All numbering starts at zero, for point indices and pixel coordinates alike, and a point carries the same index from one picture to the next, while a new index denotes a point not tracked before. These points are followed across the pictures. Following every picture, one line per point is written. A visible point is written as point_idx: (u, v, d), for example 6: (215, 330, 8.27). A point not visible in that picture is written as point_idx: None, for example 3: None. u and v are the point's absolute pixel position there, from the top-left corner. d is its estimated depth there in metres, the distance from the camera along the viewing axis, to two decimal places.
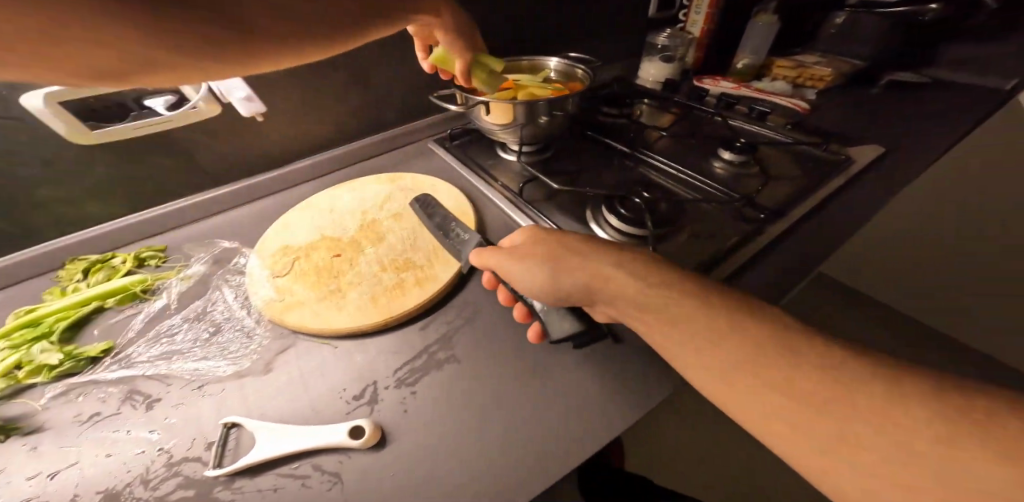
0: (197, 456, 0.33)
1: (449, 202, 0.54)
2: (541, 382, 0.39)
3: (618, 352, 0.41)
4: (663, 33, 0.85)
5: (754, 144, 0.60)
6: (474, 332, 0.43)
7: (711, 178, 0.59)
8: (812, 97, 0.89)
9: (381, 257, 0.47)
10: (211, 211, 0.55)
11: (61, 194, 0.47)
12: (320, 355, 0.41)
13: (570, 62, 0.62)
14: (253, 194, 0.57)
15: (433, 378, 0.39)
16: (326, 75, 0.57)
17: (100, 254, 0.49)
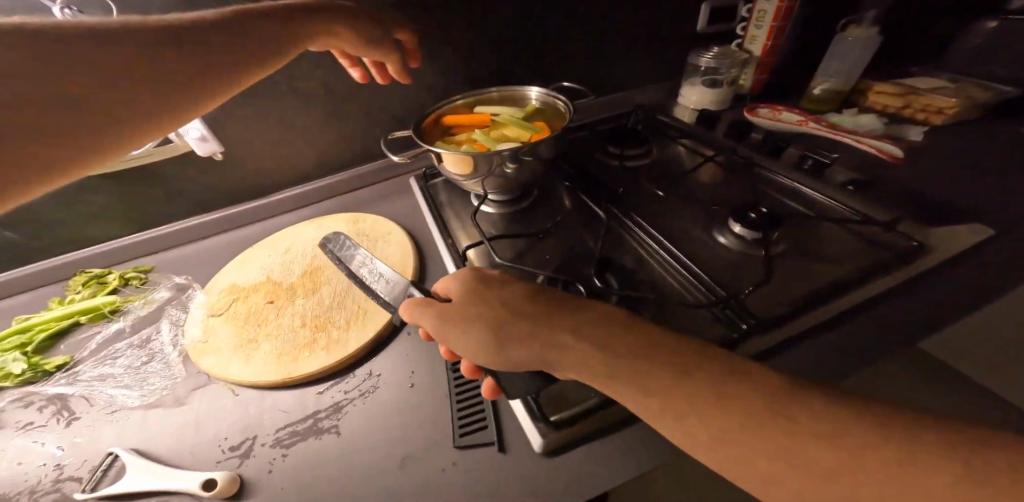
0: (79, 477, 0.35)
1: (395, 255, 0.52)
2: (409, 477, 0.35)
3: (505, 470, 0.34)
4: (708, 53, 0.70)
5: (775, 216, 0.46)
6: (368, 407, 0.40)
7: (705, 257, 0.46)
8: (918, 136, 0.65)
9: (306, 310, 0.47)
10: (195, 237, 0.59)
11: (69, 216, 0.53)
12: (220, 401, 0.40)
13: (551, 92, 0.55)
14: (235, 222, 0.61)
15: (308, 445, 0.37)
16: (307, 106, 0.58)
17: (102, 269, 0.54)
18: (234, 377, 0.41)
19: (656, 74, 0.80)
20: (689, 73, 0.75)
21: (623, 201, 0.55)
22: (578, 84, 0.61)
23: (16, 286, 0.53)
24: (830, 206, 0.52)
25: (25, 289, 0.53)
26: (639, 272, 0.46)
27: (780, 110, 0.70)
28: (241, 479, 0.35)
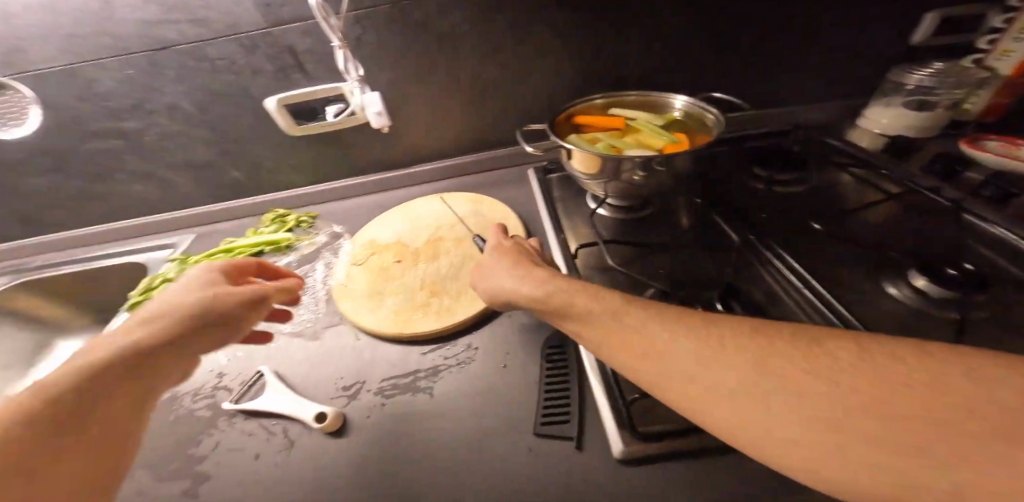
0: (229, 387, 0.45)
1: (508, 241, 0.55)
2: (477, 459, 0.36)
3: (580, 476, 0.33)
4: (921, 69, 0.56)
5: (983, 276, 0.34)
6: (460, 377, 0.42)
7: (862, 303, 0.38)
8: None
9: (426, 276, 0.52)
10: (347, 195, 0.70)
11: (265, 165, 0.66)
12: (345, 341, 0.47)
13: (700, 104, 0.52)
14: (379, 186, 0.70)
15: (403, 400, 0.41)
16: (459, 92, 0.63)
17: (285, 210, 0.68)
18: (360, 321, 0.47)
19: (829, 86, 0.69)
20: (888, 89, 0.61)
21: (757, 221, 0.48)
22: (735, 98, 0.55)
23: (224, 214, 0.69)
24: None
25: (230, 218, 0.69)
26: (767, 305, 0.40)
27: (1013, 142, 0.53)
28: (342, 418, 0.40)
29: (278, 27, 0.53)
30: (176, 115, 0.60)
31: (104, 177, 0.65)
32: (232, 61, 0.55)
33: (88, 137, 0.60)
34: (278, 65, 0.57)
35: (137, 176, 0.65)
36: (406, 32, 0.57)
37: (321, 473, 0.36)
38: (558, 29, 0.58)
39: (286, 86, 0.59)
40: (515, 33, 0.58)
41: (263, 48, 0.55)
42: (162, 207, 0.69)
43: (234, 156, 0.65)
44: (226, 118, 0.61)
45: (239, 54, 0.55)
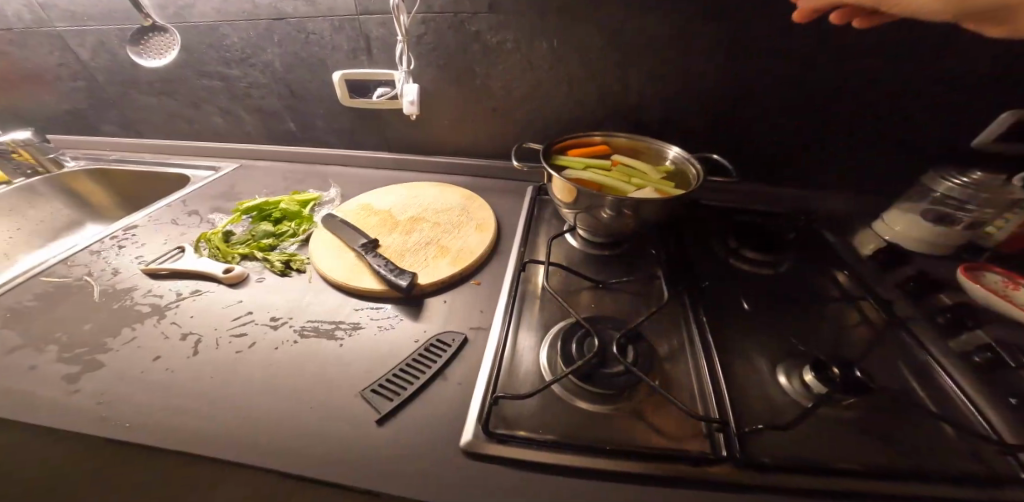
0: (180, 291, 0.50)
1: (474, 240, 0.59)
2: (347, 412, 0.40)
3: (431, 454, 0.37)
4: (950, 181, 0.54)
5: (864, 384, 0.37)
6: (373, 339, 0.46)
7: (752, 386, 0.41)
8: None
9: (392, 245, 0.58)
10: (369, 165, 0.79)
11: (308, 123, 0.76)
12: (300, 279, 0.54)
13: (687, 157, 0.52)
14: (397, 165, 0.79)
15: (314, 344, 0.45)
16: (489, 101, 0.70)
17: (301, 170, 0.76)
18: (319, 266, 0.54)
19: (851, 184, 0.67)
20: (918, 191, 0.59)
21: (703, 288, 0.52)
22: (727, 161, 0.55)
23: (265, 156, 0.79)
24: (965, 412, 0.40)
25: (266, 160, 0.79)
26: (666, 366, 0.43)
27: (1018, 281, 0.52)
28: (256, 342, 0.45)
29: (364, 16, 0.61)
30: (266, 72, 0.69)
31: (196, 107, 0.75)
32: (322, 38, 0.64)
33: (197, 75, 0.70)
34: (353, 46, 0.65)
35: (218, 110, 0.75)
36: (458, 39, 0.63)
37: (216, 379, 0.41)
38: (588, 67, 0.63)
39: (355, 65, 0.67)
40: (548, 61, 0.64)
41: (346, 30, 0.63)
42: (226, 138, 0.80)
43: (296, 111, 0.74)
44: (304, 81, 0.70)
45: (328, 32, 0.63)
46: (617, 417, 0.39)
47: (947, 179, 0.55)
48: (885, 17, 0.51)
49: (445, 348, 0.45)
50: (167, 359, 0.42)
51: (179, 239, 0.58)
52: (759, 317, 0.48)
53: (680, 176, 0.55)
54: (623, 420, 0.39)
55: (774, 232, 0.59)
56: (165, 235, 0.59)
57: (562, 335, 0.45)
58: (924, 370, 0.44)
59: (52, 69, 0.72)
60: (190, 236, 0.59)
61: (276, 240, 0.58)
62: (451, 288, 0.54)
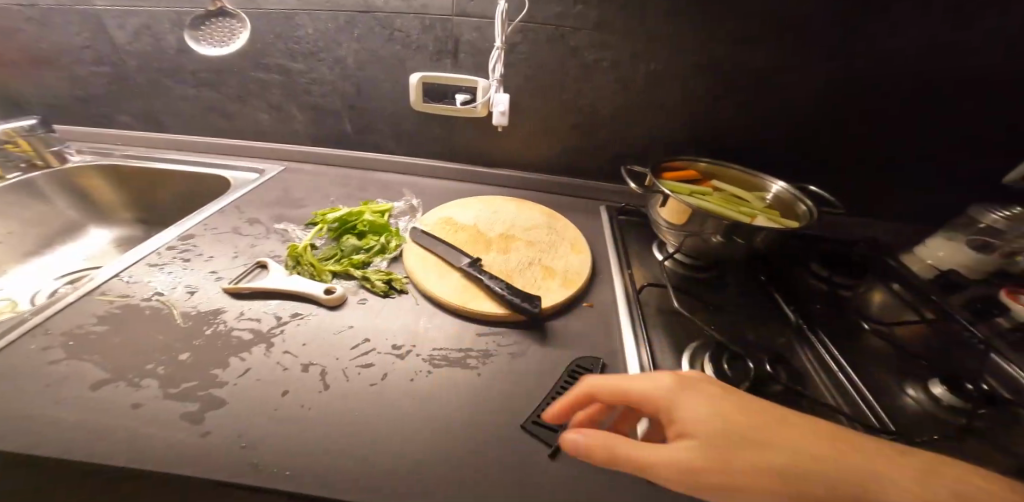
0: (278, 314, 0.44)
1: (576, 262, 0.58)
2: (510, 445, 0.36)
3: (616, 484, 0.34)
4: (996, 212, 0.61)
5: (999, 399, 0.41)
6: (508, 367, 0.44)
7: (886, 403, 0.43)
8: None
9: (493, 264, 0.55)
10: (430, 175, 0.73)
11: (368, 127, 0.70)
12: (404, 300, 0.49)
13: (796, 193, 0.54)
14: (460, 176, 0.74)
15: (450, 373, 0.42)
16: (568, 116, 0.69)
17: (360, 176, 0.70)
18: (425, 287, 0.50)
19: (893, 211, 0.74)
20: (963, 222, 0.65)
21: (806, 308, 0.54)
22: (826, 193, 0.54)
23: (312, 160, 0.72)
24: None
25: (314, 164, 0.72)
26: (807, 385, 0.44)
27: None
28: (388, 374, 0.40)
29: (459, 17, 0.59)
30: (335, 68, 0.63)
31: (239, 101, 0.67)
32: (413, 39, 0.60)
33: (253, 67, 0.64)
34: (440, 48, 0.61)
35: (267, 107, 0.67)
36: (554, 50, 0.63)
37: (356, 416, 0.36)
38: (678, 86, 0.65)
39: (436, 68, 0.63)
40: (640, 80, 0.65)
41: (436, 30, 0.59)
42: (270, 138, 0.71)
43: (358, 113, 0.67)
44: (376, 82, 0.64)
45: (416, 30, 0.59)
46: None
47: (992, 209, 0.61)
48: (946, 61, 0.58)
49: (589, 374, 0.44)
50: (297, 394, 0.37)
51: (251, 251, 0.51)
52: (865, 337, 0.51)
53: (778, 207, 0.58)
54: None
55: (850, 258, 0.63)
56: (232, 246, 0.52)
57: (707, 358, 0.44)
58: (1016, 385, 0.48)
59: (74, 49, 0.64)
60: (261, 247, 0.52)
61: (368, 255, 0.53)
62: (567, 310, 0.52)
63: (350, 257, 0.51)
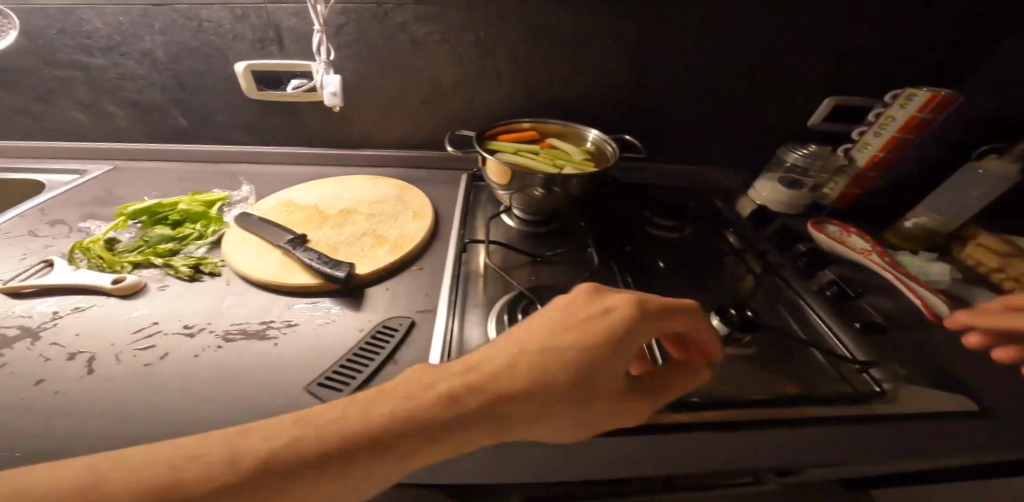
0: (57, 309, 0.42)
1: (412, 232, 0.60)
2: (283, 405, 0.37)
3: None
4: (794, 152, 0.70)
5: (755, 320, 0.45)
6: (309, 334, 0.44)
7: None
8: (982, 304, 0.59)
9: (323, 239, 0.55)
10: (276, 162, 0.71)
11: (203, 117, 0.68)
12: (212, 283, 0.48)
13: (603, 136, 0.63)
14: (309, 160, 0.72)
15: (243, 346, 0.42)
16: (410, 91, 0.70)
17: (199, 167, 0.68)
18: (236, 266, 0.49)
19: (728, 159, 0.81)
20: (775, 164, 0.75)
21: (624, 257, 0.59)
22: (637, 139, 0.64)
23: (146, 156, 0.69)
24: (820, 331, 0.50)
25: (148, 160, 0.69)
26: None
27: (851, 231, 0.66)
28: (169, 353, 0.40)
29: (272, 4, 0.56)
30: (146, 62, 0.59)
31: (47, 101, 0.64)
32: (227, 30, 0.57)
33: (54, 64, 0.60)
34: (260, 36, 0.58)
35: (79, 105, 0.64)
36: (383, 30, 0.63)
37: (118, 395, 0.36)
38: (513, 52, 0.69)
39: (263, 56, 0.60)
40: (477, 52, 0.68)
41: (250, 19, 0.57)
42: (94, 138, 0.67)
43: (190, 106, 0.64)
44: (197, 73, 0.61)
45: (229, 20, 0.56)
46: None
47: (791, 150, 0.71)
48: (735, 18, 0.64)
49: (392, 333, 0.45)
50: (54, 381, 0.36)
51: (45, 250, 0.49)
52: (671, 272, 0.57)
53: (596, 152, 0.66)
54: None
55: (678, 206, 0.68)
56: (23, 248, 0.49)
57: (506, 309, 0.47)
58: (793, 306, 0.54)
59: None
60: (58, 246, 0.50)
61: (179, 244, 0.51)
62: (393, 274, 0.54)
63: (154, 246, 0.50)
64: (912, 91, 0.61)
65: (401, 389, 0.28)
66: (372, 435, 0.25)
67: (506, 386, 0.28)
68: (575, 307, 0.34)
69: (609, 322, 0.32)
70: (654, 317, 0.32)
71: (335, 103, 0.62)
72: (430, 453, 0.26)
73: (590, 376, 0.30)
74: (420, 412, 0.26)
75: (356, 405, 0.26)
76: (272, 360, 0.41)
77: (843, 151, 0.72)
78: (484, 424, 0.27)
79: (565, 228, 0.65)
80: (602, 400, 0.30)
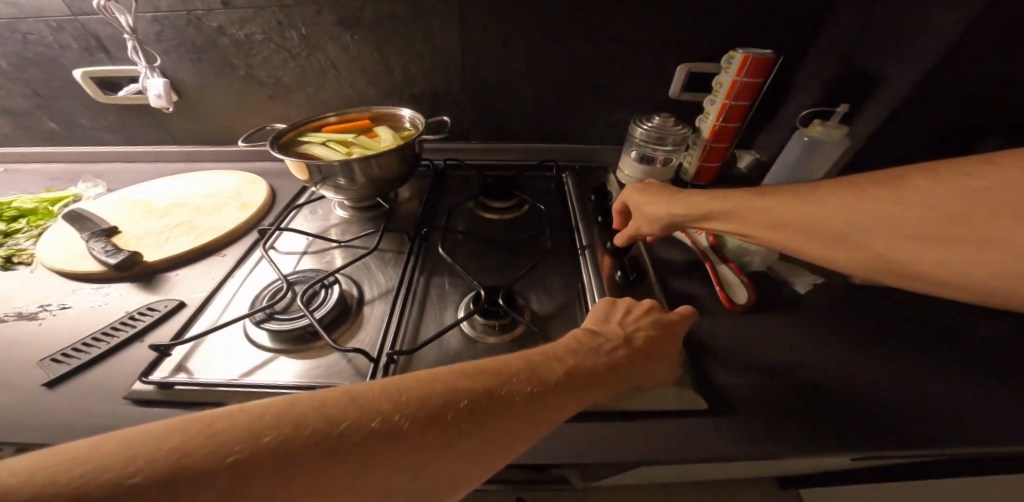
0: None
1: (226, 220, 0.63)
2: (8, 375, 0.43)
3: (74, 401, 0.41)
4: (642, 125, 0.68)
5: (500, 307, 0.48)
6: (74, 315, 0.50)
7: (426, 322, 0.51)
8: (801, 289, 0.57)
9: (136, 229, 0.61)
10: (141, 160, 0.78)
11: (74, 123, 0.77)
12: (19, 272, 0.55)
13: (413, 114, 0.66)
14: (171, 157, 0.79)
15: (11, 325, 0.48)
16: (250, 88, 0.73)
17: (72, 168, 0.77)
18: (41, 256, 0.56)
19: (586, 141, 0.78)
20: (628, 141, 0.72)
21: (425, 251, 0.61)
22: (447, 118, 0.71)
23: (33, 158, 0.79)
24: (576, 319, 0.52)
25: (36, 162, 0.79)
26: (359, 313, 0.51)
27: None
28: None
29: (81, 16, 0.63)
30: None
31: None
32: (49, 39, 0.66)
33: None
34: (84, 45, 0.67)
35: None
36: (201, 35, 0.66)
37: None
38: (340, 44, 0.69)
39: (95, 63, 0.69)
40: (302, 47, 0.69)
41: (68, 30, 0.65)
42: None
43: (51, 111, 0.76)
44: (45, 82, 0.72)
45: (47, 32, 0.65)
46: (305, 356, 0.46)
47: (640, 123, 0.68)
48: None
49: (147, 312, 0.49)
50: None
51: None
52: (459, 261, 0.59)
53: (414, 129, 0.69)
54: (301, 362, 0.45)
55: (502, 193, 0.69)
56: None
57: (264, 294, 0.51)
58: (572, 294, 0.55)
59: None
60: None
61: (6, 237, 0.60)
62: (190, 260, 0.58)
63: None
64: (730, 54, 0.61)
65: (452, 371, 0.30)
66: (416, 410, 0.26)
67: (519, 388, 0.31)
68: (587, 336, 0.41)
69: (593, 340, 0.41)
70: (641, 348, 0.42)
71: (164, 105, 0.70)
72: (445, 465, 0.25)
73: (504, 395, 0.29)
74: (442, 396, 0.27)
75: (307, 408, 0.23)
76: (27, 337, 0.47)
77: (697, 122, 0.72)
78: (494, 424, 0.28)
79: (390, 218, 0.68)
80: (601, 379, 0.37)
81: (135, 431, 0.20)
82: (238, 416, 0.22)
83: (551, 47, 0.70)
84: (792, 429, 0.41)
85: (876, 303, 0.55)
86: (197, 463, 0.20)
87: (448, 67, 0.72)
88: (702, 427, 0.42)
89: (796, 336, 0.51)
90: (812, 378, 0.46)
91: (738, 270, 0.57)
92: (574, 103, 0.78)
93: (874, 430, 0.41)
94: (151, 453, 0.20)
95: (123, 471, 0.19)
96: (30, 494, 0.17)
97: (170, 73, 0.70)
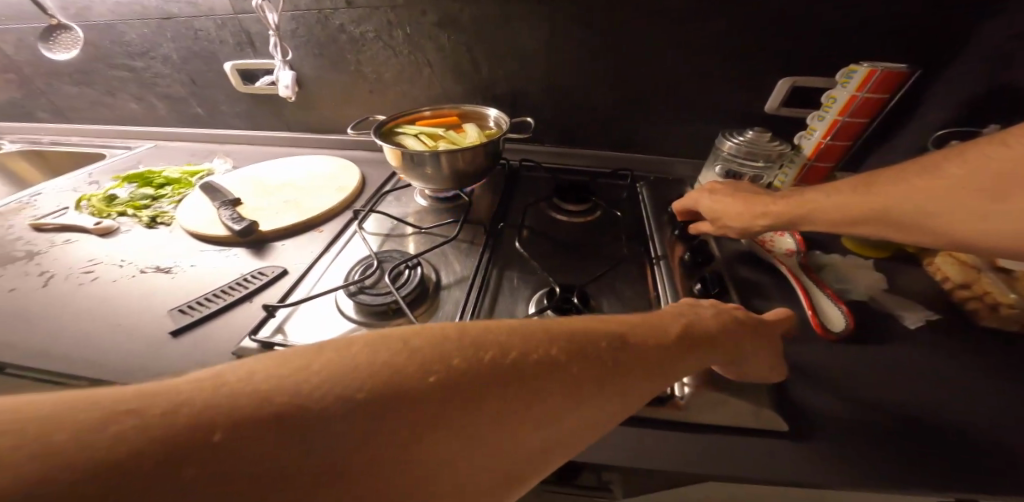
0: (65, 239, 0.63)
1: (323, 201, 0.69)
2: (148, 319, 0.51)
3: (193, 349, 0.47)
4: (733, 138, 0.65)
5: (571, 308, 0.49)
6: (200, 272, 0.58)
7: (500, 313, 0.52)
8: (910, 324, 0.51)
9: (252, 202, 0.69)
10: (261, 144, 0.89)
11: (213, 109, 0.90)
12: (159, 231, 0.65)
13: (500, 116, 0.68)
14: (285, 143, 0.89)
15: (152, 276, 0.57)
16: (359, 85, 0.81)
17: (208, 147, 0.89)
18: (178, 219, 0.65)
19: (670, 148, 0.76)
20: (715, 154, 0.69)
21: (499, 244, 0.63)
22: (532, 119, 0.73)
23: (179, 137, 0.93)
24: None
25: (180, 140, 0.93)
26: (437, 298, 0.54)
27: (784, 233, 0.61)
28: (97, 277, 0.57)
29: (241, 15, 0.73)
30: (166, 63, 0.84)
31: (116, 95, 0.92)
32: (213, 35, 0.77)
33: (121, 68, 0.87)
34: (238, 41, 0.77)
35: (135, 99, 0.91)
36: (330, 33, 0.74)
37: (61, 298, 0.54)
38: (441, 44, 0.74)
39: (243, 56, 0.80)
40: (410, 47, 0.74)
41: (228, 28, 0.76)
42: (148, 123, 0.95)
43: (200, 97, 0.88)
44: (200, 72, 0.84)
45: (213, 29, 0.77)
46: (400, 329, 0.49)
47: (731, 136, 0.65)
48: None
49: (259, 278, 0.55)
50: (20, 289, 0.55)
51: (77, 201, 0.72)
52: (533, 258, 0.60)
53: (498, 130, 0.71)
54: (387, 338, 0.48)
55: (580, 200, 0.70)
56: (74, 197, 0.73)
57: (360, 268, 0.55)
58: (645, 303, 0.53)
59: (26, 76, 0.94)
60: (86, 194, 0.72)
61: (153, 200, 0.71)
62: (294, 234, 0.64)
63: (137, 202, 0.69)
64: (851, 68, 0.56)
65: (578, 320, 0.31)
66: (560, 352, 0.27)
67: (644, 347, 0.31)
68: (690, 306, 0.40)
69: (701, 310, 0.40)
70: (747, 323, 0.40)
71: (290, 95, 0.80)
72: (586, 408, 0.27)
73: (631, 349, 0.30)
74: (580, 340, 0.28)
75: (468, 338, 0.25)
76: (161, 288, 0.55)
77: (796, 139, 0.68)
78: (626, 377, 0.29)
79: (464, 209, 0.71)
80: (711, 348, 0.36)
81: (341, 354, 0.22)
82: (425, 340, 0.24)
83: (644, 52, 0.70)
84: (884, 465, 0.37)
85: (1006, 349, 0.48)
86: (398, 379, 0.22)
87: (537, 69, 0.74)
88: (776, 451, 0.39)
89: (901, 372, 0.46)
90: (919, 417, 0.41)
91: (836, 299, 0.52)
92: (661, 111, 0.76)
93: (992, 485, 0.36)
94: (365, 370, 0.22)
95: (348, 387, 0.21)
96: (280, 398, 0.19)
97: (298, 67, 0.80)
